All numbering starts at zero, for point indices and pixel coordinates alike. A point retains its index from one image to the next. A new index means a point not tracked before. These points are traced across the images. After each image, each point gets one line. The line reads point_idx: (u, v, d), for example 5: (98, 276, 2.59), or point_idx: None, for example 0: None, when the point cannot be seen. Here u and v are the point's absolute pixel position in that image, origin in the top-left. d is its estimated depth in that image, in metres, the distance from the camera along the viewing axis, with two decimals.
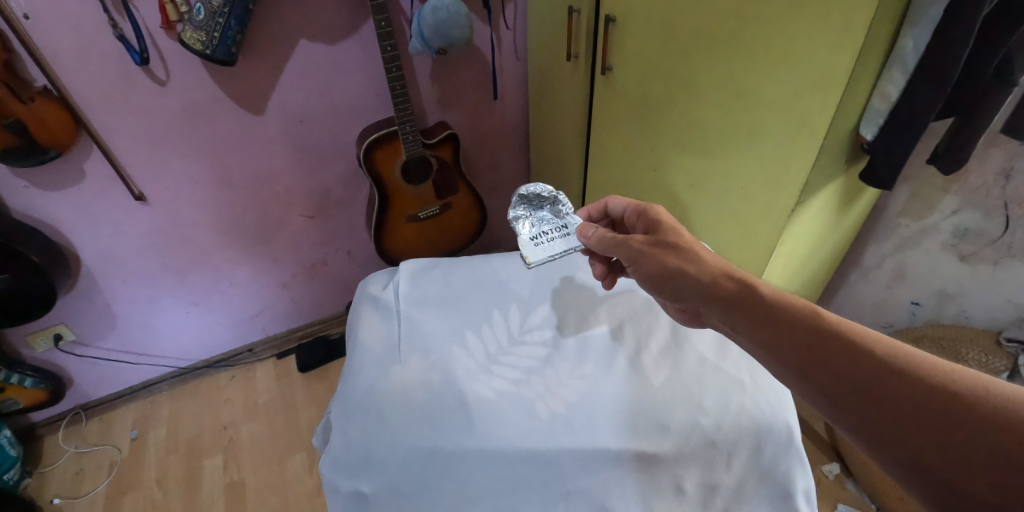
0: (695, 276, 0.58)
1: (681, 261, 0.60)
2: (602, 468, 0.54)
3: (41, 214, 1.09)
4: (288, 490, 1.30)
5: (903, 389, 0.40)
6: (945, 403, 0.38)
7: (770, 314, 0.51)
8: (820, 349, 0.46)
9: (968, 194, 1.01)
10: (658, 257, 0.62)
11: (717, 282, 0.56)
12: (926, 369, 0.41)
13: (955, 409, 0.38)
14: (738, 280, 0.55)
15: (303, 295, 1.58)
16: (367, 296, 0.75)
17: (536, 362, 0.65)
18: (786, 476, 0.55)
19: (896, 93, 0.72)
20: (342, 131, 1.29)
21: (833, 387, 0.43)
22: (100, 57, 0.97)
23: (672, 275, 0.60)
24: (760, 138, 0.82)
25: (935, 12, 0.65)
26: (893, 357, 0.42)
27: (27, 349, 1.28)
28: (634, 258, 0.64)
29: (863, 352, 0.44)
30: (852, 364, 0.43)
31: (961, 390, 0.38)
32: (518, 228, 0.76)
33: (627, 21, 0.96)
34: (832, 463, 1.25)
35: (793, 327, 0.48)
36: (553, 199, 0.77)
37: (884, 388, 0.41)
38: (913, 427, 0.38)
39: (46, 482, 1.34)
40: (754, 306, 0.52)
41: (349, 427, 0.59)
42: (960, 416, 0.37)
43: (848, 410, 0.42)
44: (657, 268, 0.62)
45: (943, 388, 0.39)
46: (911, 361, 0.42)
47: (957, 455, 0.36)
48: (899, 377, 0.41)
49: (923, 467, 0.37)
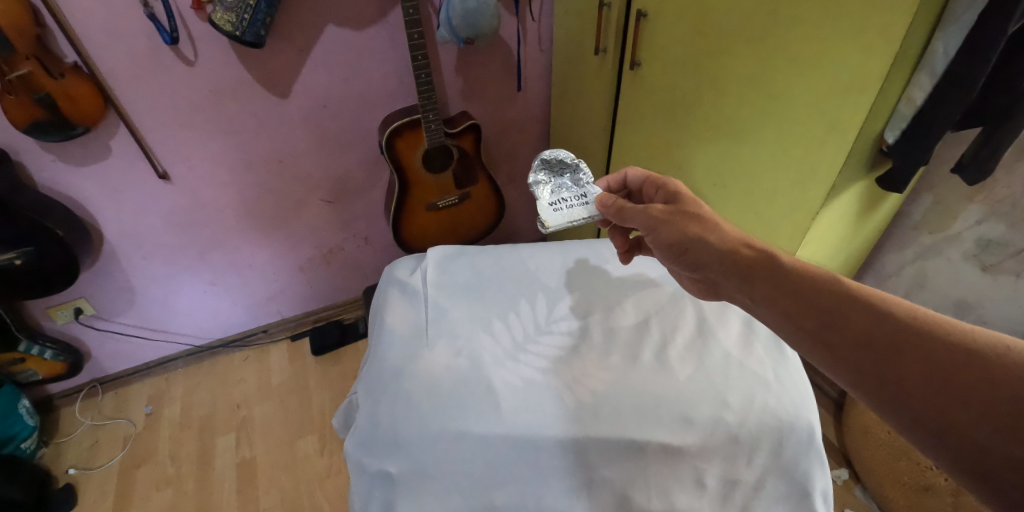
0: (713, 244, 0.56)
1: (701, 230, 0.57)
2: (627, 458, 0.55)
3: (67, 189, 1.11)
4: (299, 471, 1.32)
5: (924, 353, 0.38)
6: (968, 362, 0.36)
7: (791, 282, 0.48)
8: (842, 315, 0.43)
9: (994, 204, 0.99)
10: (679, 225, 0.59)
11: (734, 249, 0.54)
12: (946, 331, 0.38)
13: (976, 368, 0.35)
14: (760, 250, 0.53)
15: (319, 278, 1.59)
16: (395, 280, 0.76)
17: (562, 351, 0.66)
18: (805, 475, 0.56)
19: (922, 98, 0.71)
20: (365, 118, 1.30)
21: (851, 353, 0.41)
22: (131, 35, 0.98)
23: (693, 244, 0.57)
24: (789, 141, 0.82)
25: (968, 18, 0.63)
26: (910, 321, 0.40)
27: (47, 321, 1.30)
28: (654, 226, 0.62)
29: (884, 317, 0.41)
30: (869, 327, 0.41)
31: (980, 349, 0.36)
32: (538, 192, 0.78)
33: (658, 15, 0.95)
34: (841, 469, 1.26)
35: (814, 295, 0.46)
36: (573, 167, 0.79)
37: (903, 349, 0.39)
38: (931, 388, 0.36)
39: (62, 452, 1.37)
40: (777, 277, 0.49)
41: (377, 405, 0.61)
42: (980, 373, 0.35)
43: (869, 373, 0.40)
44: (676, 237, 0.59)
45: (964, 347, 0.37)
46: (933, 322, 0.40)
47: (978, 407, 0.34)
48: (918, 339, 0.39)
49: (945, 430, 0.35)
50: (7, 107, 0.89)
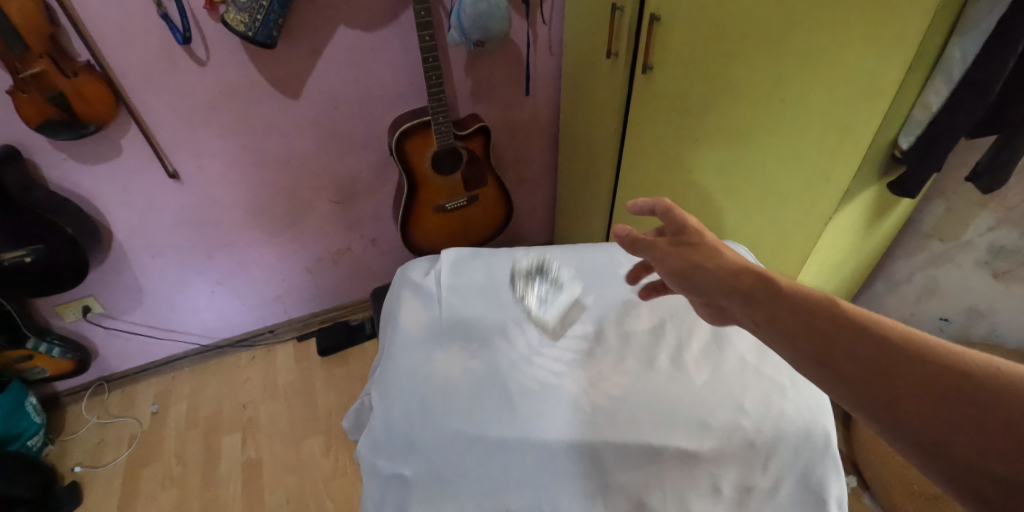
0: (714, 271, 0.52)
1: (703, 258, 0.53)
2: (642, 463, 0.55)
3: (77, 188, 1.11)
4: (304, 471, 1.32)
5: (920, 378, 0.35)
6: (965, 384, 0.33)
7: (788, 302, 0.44)
8: (839, 337, 0.40)
9: (1005, 212, 0.98)
10: (680, 255, 0.55)
11: (737, 274, 0.50)
12: (943, 354, 0.35)
13: (970, 388, 0.32)
14: (759, 274, 0.48)
15: (327, 279, 1.59)
16: (408, 282, 0.77)
17: (576, 354, 0.66)
18: (819, 482, 0.55)
19: (938, 103, 0.70)
20: (375, 119, 1.30)
21: (849, 378, 0.38)
22: (143, 34, 0.98)
23: (696, 272, 0.53)
24: (803, 146, 0.82)
25: (986, 24, 0.63)
26: (905, 342, 0.37)
27: (55, 319, 1.30)
28: (657, 258, 0.57)
29: (880, 339, 0.38)
30: (866, 350, 0.38)
31: (979, 372, 0.33)
32: (514, 292, 0.74)
33: (671, 20, 0.95)
34: (849, 476, 1.25)
35: (811, 316, 0.42)
36: (539, 267, 0.78)
37: (902, 372, 0.36)
38: (930, 412, 0.33)
39: (68, 450, 1.37)
40: (775, 300, 0.45)
41: (390, 408, 0.61)
42: (976, 398, 0.32)
43: (862, 393, 0.37)
44: (678, 269, 0.55)
45: (961, 370, 0.34)
46: (925, 344, 0.36)
47: (976, 434, 0.31)
48: (914, 362, 0.36)
49: (943, 453, 0.32)
50: (19, 105, 0.90)
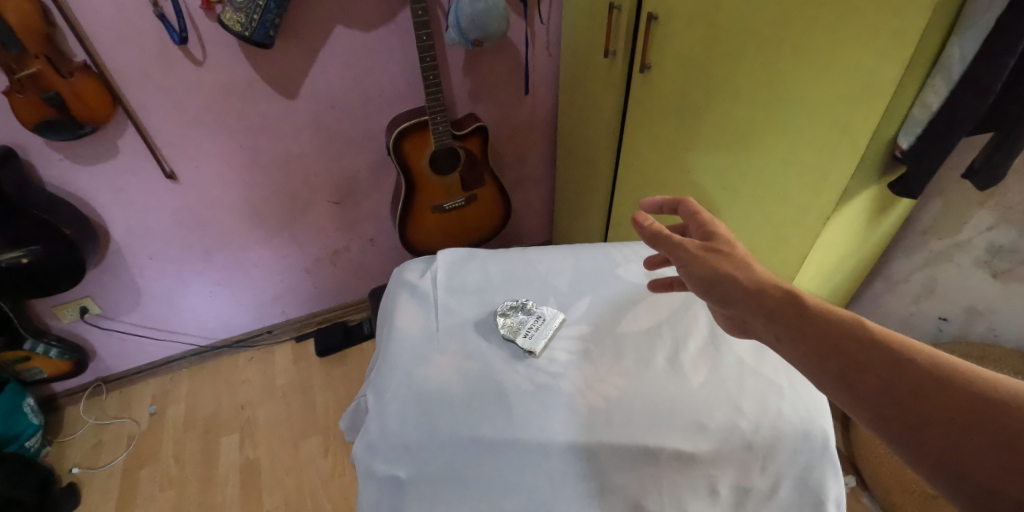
0: (742, 283, 0.50)
1: (733, 267, 0.51)
2: (638, 465, 0.55)
3: (74, 188, 1.11)
4: (302, 472, 1.31)
5: (946, 402, 0.34)
6: (994, 412, 0.32)
7: (813, 320, 0.44)
8: (862, 357, 0.39)
9: (1004, 210, 0.98)
10: (711, 262, 0.53)
11: (763, 288, 0.48)
12: (969, 378, 0.35)
13: (1000, 416, 0.32)
14: (786, 289, 0.47)
15: (325, 279, 1.59)
16: (404, 282, 0.77)
17: (573, 355, 0.65)
18: (818, 483, 0.54)
19: (937, 102, 0.70)
20: (372, 119, 1.29)
21: (874, 400, 0.37)
22: (140, 34, 0.98)
23: (723, 280, 0.51)
24: (800, 145, 0.81)
25: (985, 21, 0.62)
26: (932, 364, 0.37)
27: (53, 320, 1.30)
28: (684, 260, 0.55)
29: (907, 361, 0.37)
30: (892, 371, 0.37)
31: (1006, 398, 0.33)
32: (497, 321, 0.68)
33: (669, 19, 0.94)
34: (849, 476, 1.25)
35: (835, 334, 0.42)
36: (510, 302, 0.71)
37: (929, 396, 0.35)
38: (954, 437, 0.33)
39: (66, 451, 1.37)
40: (799, 317, 0.44)
41: (385, 410, 0.60)
42: (1003, 424, 0.32)
43: (887, 415, 0.36)
44: (705, 275, 0.53)
45: (989, 396, 0.33)
46: (953, 367, 0.36)
47: (1002, 462, 0.31)
48: (941, 385, 0.35)
49: (965, 477, 0.32)
50: (16, 106, 0.90)
